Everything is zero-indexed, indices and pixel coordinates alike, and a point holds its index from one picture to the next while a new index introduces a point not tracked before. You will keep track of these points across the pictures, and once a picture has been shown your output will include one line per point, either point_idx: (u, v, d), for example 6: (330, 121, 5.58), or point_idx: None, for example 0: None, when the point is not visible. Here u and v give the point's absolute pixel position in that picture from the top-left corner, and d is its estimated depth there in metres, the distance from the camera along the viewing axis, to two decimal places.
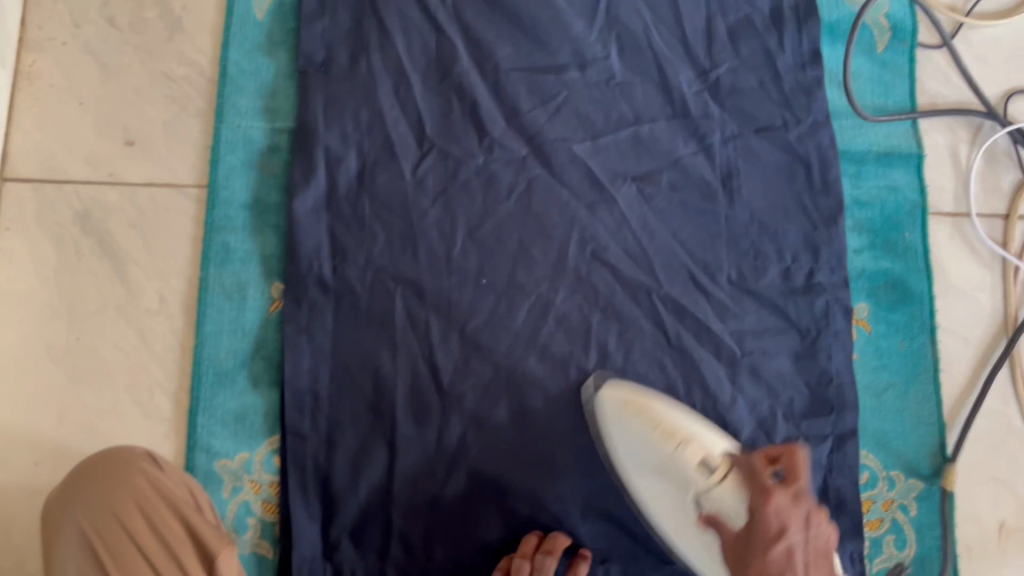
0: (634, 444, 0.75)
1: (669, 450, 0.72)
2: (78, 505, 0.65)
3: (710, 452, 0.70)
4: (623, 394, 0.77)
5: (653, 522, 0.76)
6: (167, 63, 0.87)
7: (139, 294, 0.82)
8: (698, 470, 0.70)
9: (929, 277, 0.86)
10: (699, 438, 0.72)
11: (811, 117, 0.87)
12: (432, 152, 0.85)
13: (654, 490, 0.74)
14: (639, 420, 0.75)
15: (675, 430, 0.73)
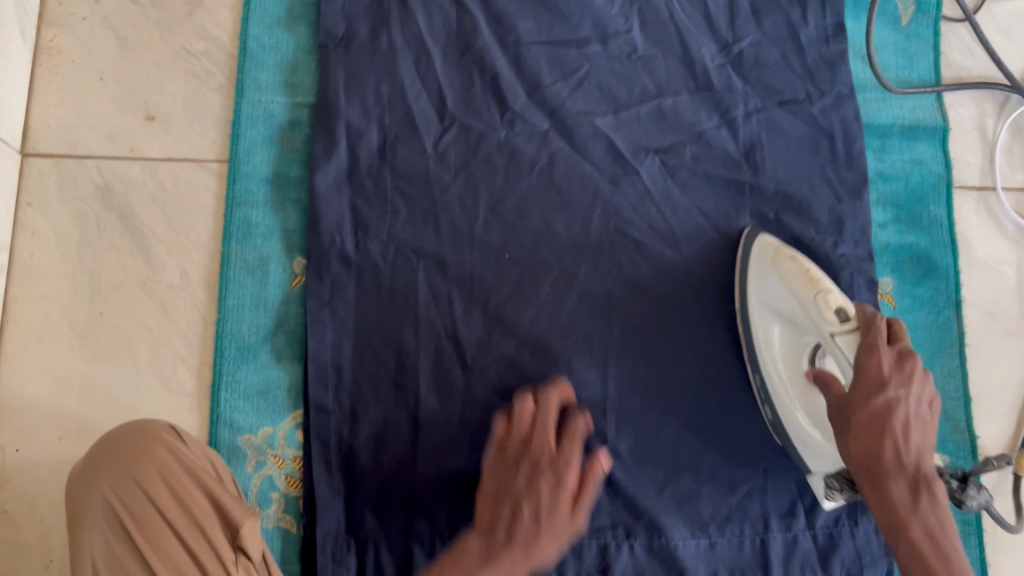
0: (773, 286, 0.73)
1: (807, 294, 0.68)
2: (100, 474, 0.62)
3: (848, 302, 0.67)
4: (774, 244, 0.76)
5: (759, 365, 0.77)
6: (187, 38, 0.86)
7: (161, 269, 0.82)
8: (832, 316, 0.66)
9: (954, 251, 0.86)
10: (836, 290, 0.67)
11: (835, 90, 0.87)
12: (454, 126, 0.84)
13: (774, 341, 0.75)
14: (790, 265, 0.72)
15: (819, 279, 0.69)
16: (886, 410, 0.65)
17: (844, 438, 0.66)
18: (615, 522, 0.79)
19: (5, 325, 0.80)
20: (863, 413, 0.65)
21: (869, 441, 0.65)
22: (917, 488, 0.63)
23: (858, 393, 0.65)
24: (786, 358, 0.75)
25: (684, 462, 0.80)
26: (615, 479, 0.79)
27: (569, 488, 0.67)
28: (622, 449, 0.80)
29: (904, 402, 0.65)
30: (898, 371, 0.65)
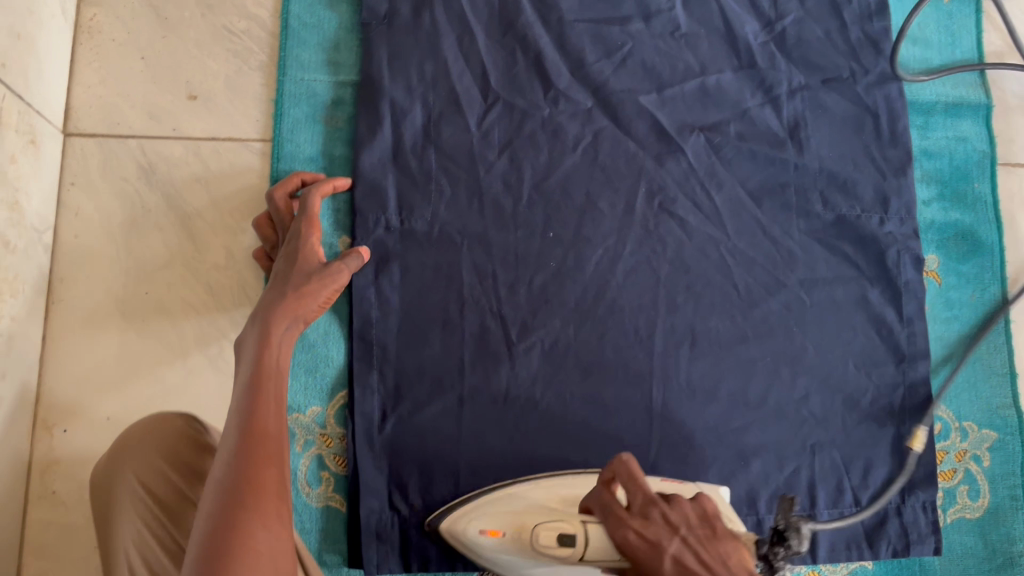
0: (502, 561, 0.67)
1: (526, 552, 0.65)
2: (130, 465, 0.63)
3: (558, 523, 0.62)
4: (453, 531, 0.71)
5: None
6: (228, 16, 0.86)
7: (205, 249, 0.81)
8: (563, 547, 0.60)
9: (999, 227, 0.86)
10: (540, 526, 0.63)
11: (880, 67, 0.86)
12: (498, 104, 0.84)
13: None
14: (500, 551, 0.67)
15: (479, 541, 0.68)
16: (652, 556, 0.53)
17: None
18: None
19: (50, 305, 0.79)
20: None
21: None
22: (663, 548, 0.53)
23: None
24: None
25: (732, 439, 0.80)
26: (663, 455, 0.79)
27: (313, 217, 0.73)
28: (670, 428, 0.80)
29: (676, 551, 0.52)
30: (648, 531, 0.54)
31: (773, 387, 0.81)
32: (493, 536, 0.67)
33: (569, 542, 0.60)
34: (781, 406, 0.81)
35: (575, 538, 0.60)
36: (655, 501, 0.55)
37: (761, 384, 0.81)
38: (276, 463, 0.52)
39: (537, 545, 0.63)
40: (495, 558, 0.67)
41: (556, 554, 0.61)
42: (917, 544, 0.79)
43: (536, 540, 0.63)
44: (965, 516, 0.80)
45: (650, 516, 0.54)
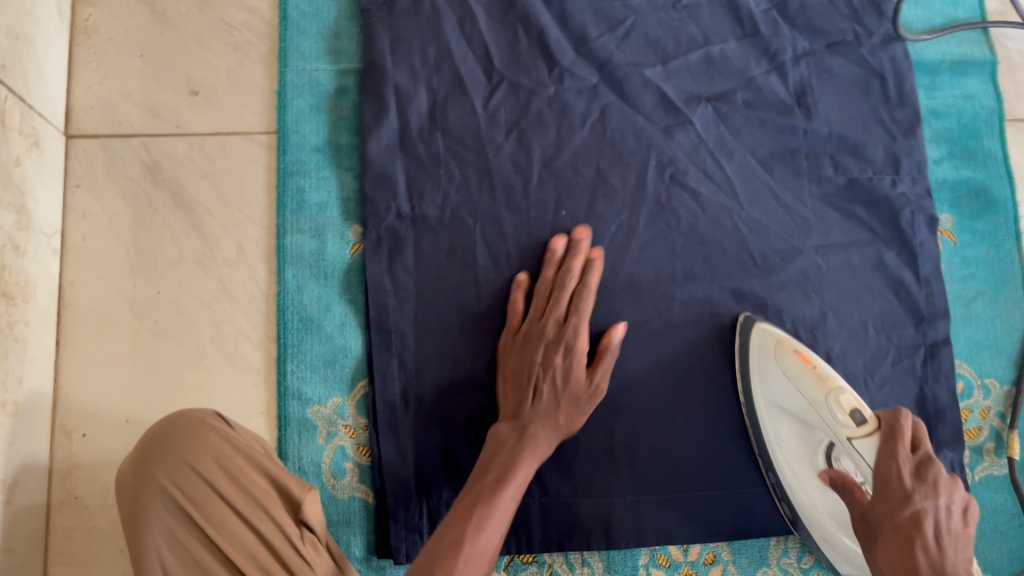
0: (780, 382, 0.72)
1: (819, 396, 0.67)
2: (160, 467, 0.63)
3: (864, 406, 0.65)
4: (774, 333, 0.75)
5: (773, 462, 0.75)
6: (226, 10, 0.85)
7: (216, 245, 0.80)
8: (844, 418, 0.64)
9: (1012, 182, 0.85)
10: (848, 390, 0.66)
11: (883, 28, 0.86)
12: (503, 85, 0.83)
13: (786, 437, 0.73)
14: (808, 377, 0.69)
15: (831, 377, 0.68)
16: (916, 518, 0.57)
17: (875, 553, 0.59)
18: (690, 470, 0.78)
19: (62, 310, 0.78)
20: (878, 507, 0.60)
21: (898, 557, 0.56)
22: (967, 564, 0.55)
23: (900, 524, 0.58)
24: (795, 458, 0.73)
25: None
26: (688, 428, 0.79)
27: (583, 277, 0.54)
28: (693, 401, 0.79)
29: (936, 515, 0.58)
30: (921, 483, 0.60)
31: None
32: (804, 360, 0.70)
33: (852, 420, 0.64)
34: None
35: (870, 423, 0.63)
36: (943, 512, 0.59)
37: None
38: None
39: (834, 405, 0.65)
40: (790, 378, 0.70)
41: (835, 417, 0.65)
42: None
43: (841, 395, 0.65)
44: (992, 473, 0.80)
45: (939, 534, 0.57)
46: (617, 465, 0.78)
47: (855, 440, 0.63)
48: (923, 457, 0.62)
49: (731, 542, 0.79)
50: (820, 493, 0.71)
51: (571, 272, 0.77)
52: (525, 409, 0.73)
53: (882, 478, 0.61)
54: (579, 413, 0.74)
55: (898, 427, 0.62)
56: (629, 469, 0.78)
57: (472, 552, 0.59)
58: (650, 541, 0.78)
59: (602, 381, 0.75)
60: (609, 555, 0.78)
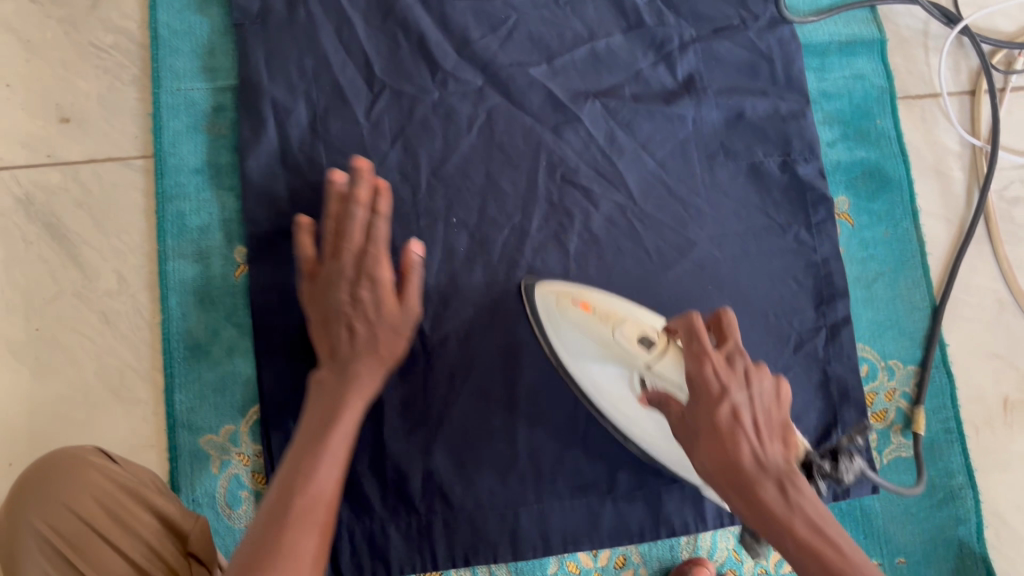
0: (575, 335, 0.67)
1: (605, 334, 0.63)
2: (36, 510, 0.58)
3: (648, 326, 0.62)
4: (556, 288, 0.70)
5: (598, 405, 0.73)
6: (94, 33, 0.82)
7: (96, 276, 0.78)
8: (636, 347, 0.61)
9: (906, 160, 0.85)
10: (630, 317, 0.63)
11: (769, 12, 0.85)
12: (385, 93, 0.81)
13: (599, 382, 0.69)
14: (579, 314, 0.65)
15: (611, 312, 0.64)
16: (734, 416, 0.55)
17: (695, 444, 0.56)
18: (595, 473, 0.77)
19: None
20: (709, 420, 0.55)
21: (716, 451, 0.54)
22: (783, 483, 0.52)
23: (699, 411, 0.56)
24: (615, 399, 0.69)
25: None
26: (592, 431, 0.78)
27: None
28: None
29: (751, 404, 0.56)
30: (729, 373, 0.57)
31: None
32: (584, 307, 0.65)
33: (647, 347, 0.61)
34: None
35: (656, 342, 0.61)
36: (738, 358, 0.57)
37: None
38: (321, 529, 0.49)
39: (619, 336, 0.62)
40: (575, 327, 0.66)
41: (630, 348, 0.62)
42: (855, 485, 0.76)
43: (626, 326, 0.62)
44: (901, 455, 0.79)
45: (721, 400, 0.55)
46: (520, 474, 0.77)
47: (652, 364, 0.60)
48: (727, 350, 0.58)
49: (641, 544, 0.79)
50: (643, 413, 0.68)
51: (358, 202, 0.65)
52: (343, 348, 0.60)
53: (692, 377, 0.57)
54: (402, 340, 0.70)
55: (693, 327, 0.58)
56: (533, 478, 0.77)
57: (303, 506, 0.50)
58: (558, 549, 0.77)
59: (413, 302, 0.64)
60: (517, 567, 0.77)
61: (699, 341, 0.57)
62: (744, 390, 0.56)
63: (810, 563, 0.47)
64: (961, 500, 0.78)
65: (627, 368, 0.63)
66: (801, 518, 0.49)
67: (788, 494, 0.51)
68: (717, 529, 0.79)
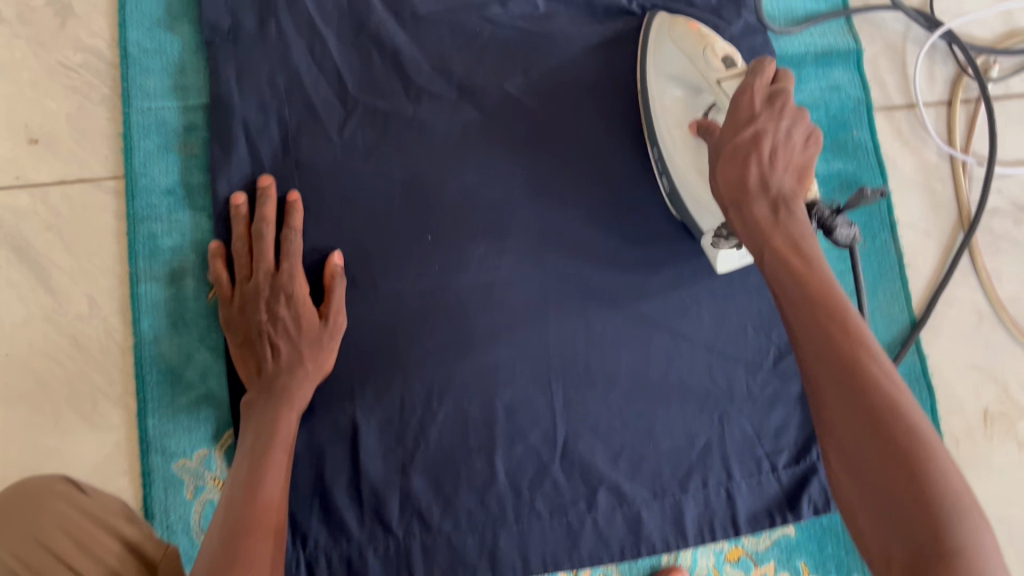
0: (671, 52, 0.75)
1: (696, 50, 0.70)
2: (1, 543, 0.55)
3: (734, 53, 0.69)
4: (674, 15, 0.78)
5: (657, 136, 0.78)
6: (63, 52, 0.81)
7: (66, 299, 0.77)
8: (718, 63, 0.68)
9: (883, 172, 0.84)
10: (722, 42, 0.70)
11: (744, 20, 0.84)
12: (358, 109, 0.80)
13: (669, 102, 0.76)
14: (681, 32, 0.74)
15: (708, 37, 0.71)
16: (757, 138, 0.60)
17: (717, 160, 0.63)
18: (574, 492, 0.77)
19: None
20: (731, 142, 0.62)
21: (733, 168, 0.61)
22: (777, 207, 0.58)
23: (726, 129, 0.62)
24: (678, 71, 0.74)
25: (638, 422, 0.78)
26: (571, 450, 0.77)
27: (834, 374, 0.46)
28: (574, 421, 0.77)
29: (777, 132, 0.61)
30: (769, 108, 0.62)
31: (675, 363, 0.79)
32: (693, 27, 0.73)
33: (727, 65, 0.68)
34: (684, 380, 0.79)
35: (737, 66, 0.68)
36: (782, 97, 0.62)
37: (661, 365, 0.79)
38: (270, 530, 0.57)
39: (710, 49, 0.69)
40: (665, 49, 0.76)
41: (709, 60, 0.69)
42: None
43: (717, 45, 0.69)
44: None
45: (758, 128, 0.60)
46: (499, 495, 0.76)
47: (722, 80, 0.67)
48: (778, 91, 0.62)
49: (622, 565, 0.79)
50: (690, 145, 0.74)
51: (266, 220, 0.75)
52: (268, 367, 0.71)
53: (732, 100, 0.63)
54: (323, 350, 0.72)
55: (760, 71, 0.63)
56: (512, 498, 0.76)
57: (258, 510, 0.58)
58: (537, 570, 0.76)
59: (337, 318, 0.74)
60: None
61: (756, 76, 0.62)
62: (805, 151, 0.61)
63: (800, 313, 0.51)
64: None
65: (698, 64, 0.70)
66: (780, 234, 0.56)
67: (779, 213, 0.58)
68: (698, 546, 0.78)
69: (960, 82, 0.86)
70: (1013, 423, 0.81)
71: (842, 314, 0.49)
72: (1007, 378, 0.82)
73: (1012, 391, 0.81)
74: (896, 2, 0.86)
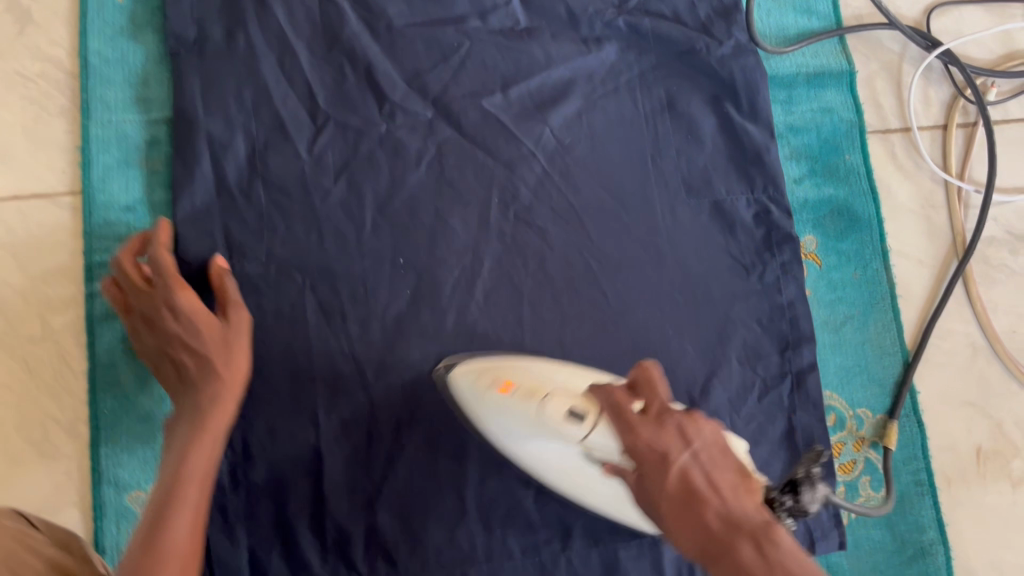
0: (500, 418, 0.67)
1: (532, 410, 0.63)
2: None
3: (575, 399, 0.62)
4: (471, 369, 0.69)
5: (513, 457, 0.71)
6: (20, 60, 0.77)
7: (17, 321, 0.73)
8: (568, 423, 0.61)
9: (876, 199, 0.81)
10: (556, 391, 0.63)
11: (734, 39, 0.81)
12: (329, 125, 0.77)
13: (546, 454, 0.66)
14: (507, 400, 0.65)
15: (537, 388, 0.64)
16: (684, 479, 0.52)
17: (659, 517, 0.52)
18: (548, 528, 0.74)
19: None
20: (665, 490, 0.52)
21: (687, 527, 0.50)
22: (762, 544, 0.47)
23: (650, 509, 0.53)
24: (557, 460, 0.66)
25: None
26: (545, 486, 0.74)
27: None
28: None
29: (697, 465, 0.53)
30: (663, 430, 0.54)
31: None
32: (506, 390, 0.66)
33: (578, 423, 0.61)
34: None
35: (586, 418, 0.61)
36: (677, 413, 0.55)
37: None
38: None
39: (546, 412, 0.62)
40: (489, 415, 0.68)
41: (563, 428, 0.62)
42: (822, 541, 0.72)
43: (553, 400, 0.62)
44: (870, 508, 0.75)
45: (666, 421, 0.54)
46: (468, 533, 0.72)
47: (585, 437, 0.60)
48: (659, 406, 0.55)
49: None
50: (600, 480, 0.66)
51: (160, 244, 0.68)
52: (189, 373, 0.64)
53: (627, 444, 0.54)
54: (231, 351, 0.65)
55: (616, 399, 0.57)
56: (483, 537, 0.72)
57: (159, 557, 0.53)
58: None
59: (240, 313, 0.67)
60: None
61: (626, 406, 0.56)
62: (687, 448, 0.53)
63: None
64: (932, 557, 0.74)
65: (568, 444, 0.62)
66: (712, 514, 0.50)
67: (766, 552, 0.47)
68: None
69: (956, 105, 0.83)
70: (1007, 462, 0.77)
71: (798, 571, 0.45)
72: (1001, 415, 0.78)
73: (1006, 428, 0.78)
74: (892, 21, 0.83)
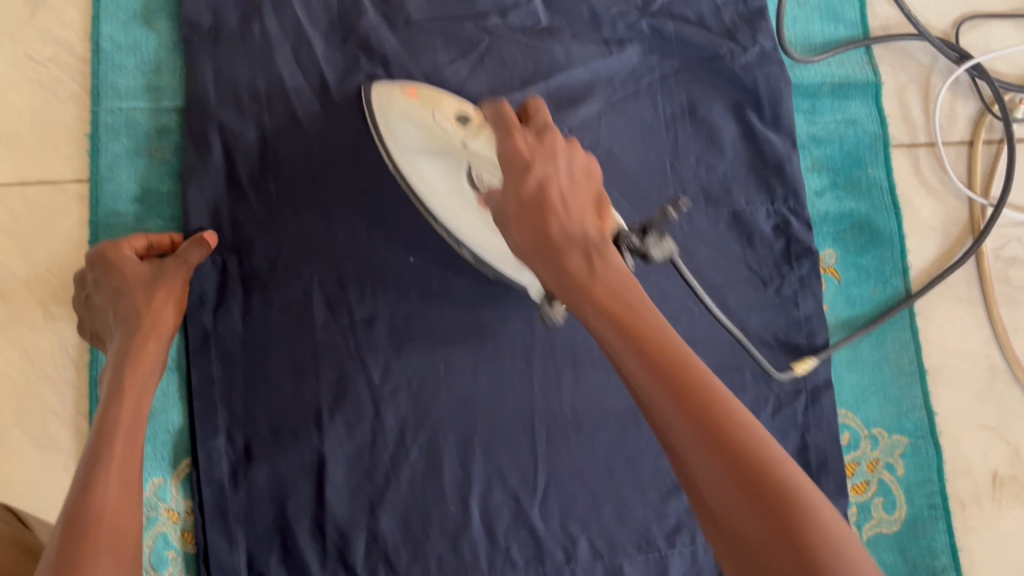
0: (403, 128, 0.68)
1: (425, 117, 0.66)
2: None
3: (465, 106, 0.66)
4: (387, 86, 0.71)
5: (416, 194, 0.70)
6: (31, 44, 0.76)
7: (19, 310, 0.72)
8: (453, 126, 0.65)
9: (898, 214, 0.79)
10: (450, 100, 0.67)
11: (759, 45, 0.79)
12: (342, 120, 0.75)
13: (427, 176, 0.67)
14: (411, 102, 0.68)
15: (434, 98, 0.67)
16: (542, 184, 0.54)
17: (508, 221, 0.54)
18: (554, 540, 0.72)
19: None
20: (522, 196, 0.54)
21: (529, 218, 0.53)
22: (592, 259, 0.50)
23: (510, 177, 0.55)
24: (441, 190, 0.67)
25: (624, 469, 0.74)
26: (551, 496, 0.72)
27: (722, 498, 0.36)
28: (556, 464, 0.73)
29: (560, 177, 0.54)
30: (539, 147, 0.56)
31: None
32: (413, 96, 0.68)
33: (462, 124, 0.65)
34: None
35: (471, 120, 0.65)
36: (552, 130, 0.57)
37: None
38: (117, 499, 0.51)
39: (438, 118, 0.66)
40: (394, 125, 0.69)
41: (447, 125, 0.65)
42: None
43: (444, 106, 0.66)
44: (882, 531, 0.74)
45: (546, 139, 0.56)
46: (471, 541, 0.71)
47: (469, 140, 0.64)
48: (539, 123, 0.58)
49: None
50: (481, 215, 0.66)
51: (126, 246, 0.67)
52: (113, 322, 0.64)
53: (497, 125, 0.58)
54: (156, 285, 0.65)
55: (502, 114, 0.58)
56: (485, 546, 0.71)
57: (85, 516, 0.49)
58: None
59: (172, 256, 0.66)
60: None
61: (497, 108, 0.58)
62: (561, 166, 0.55)
63: (634, 362, 0.42)
64: None
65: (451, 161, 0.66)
66: (597, 285, 0.48)
67: (594, 265, 0.50)
68: None
69: (982, 121, 0.81)
70: None
71: (674, 364, 0.40)
72: (1019, 440, 0.77)
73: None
74: (921, 32, 0.81)
